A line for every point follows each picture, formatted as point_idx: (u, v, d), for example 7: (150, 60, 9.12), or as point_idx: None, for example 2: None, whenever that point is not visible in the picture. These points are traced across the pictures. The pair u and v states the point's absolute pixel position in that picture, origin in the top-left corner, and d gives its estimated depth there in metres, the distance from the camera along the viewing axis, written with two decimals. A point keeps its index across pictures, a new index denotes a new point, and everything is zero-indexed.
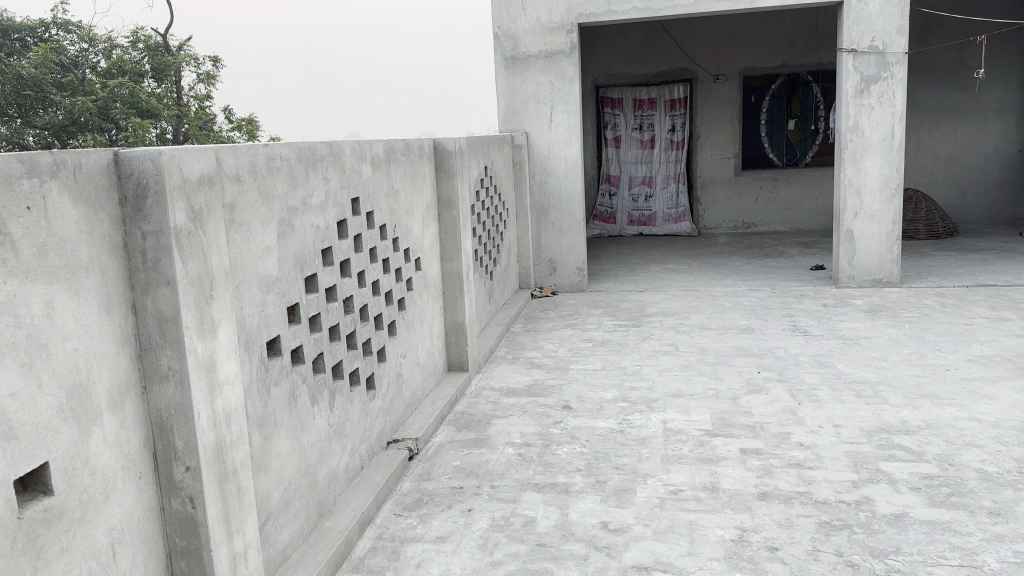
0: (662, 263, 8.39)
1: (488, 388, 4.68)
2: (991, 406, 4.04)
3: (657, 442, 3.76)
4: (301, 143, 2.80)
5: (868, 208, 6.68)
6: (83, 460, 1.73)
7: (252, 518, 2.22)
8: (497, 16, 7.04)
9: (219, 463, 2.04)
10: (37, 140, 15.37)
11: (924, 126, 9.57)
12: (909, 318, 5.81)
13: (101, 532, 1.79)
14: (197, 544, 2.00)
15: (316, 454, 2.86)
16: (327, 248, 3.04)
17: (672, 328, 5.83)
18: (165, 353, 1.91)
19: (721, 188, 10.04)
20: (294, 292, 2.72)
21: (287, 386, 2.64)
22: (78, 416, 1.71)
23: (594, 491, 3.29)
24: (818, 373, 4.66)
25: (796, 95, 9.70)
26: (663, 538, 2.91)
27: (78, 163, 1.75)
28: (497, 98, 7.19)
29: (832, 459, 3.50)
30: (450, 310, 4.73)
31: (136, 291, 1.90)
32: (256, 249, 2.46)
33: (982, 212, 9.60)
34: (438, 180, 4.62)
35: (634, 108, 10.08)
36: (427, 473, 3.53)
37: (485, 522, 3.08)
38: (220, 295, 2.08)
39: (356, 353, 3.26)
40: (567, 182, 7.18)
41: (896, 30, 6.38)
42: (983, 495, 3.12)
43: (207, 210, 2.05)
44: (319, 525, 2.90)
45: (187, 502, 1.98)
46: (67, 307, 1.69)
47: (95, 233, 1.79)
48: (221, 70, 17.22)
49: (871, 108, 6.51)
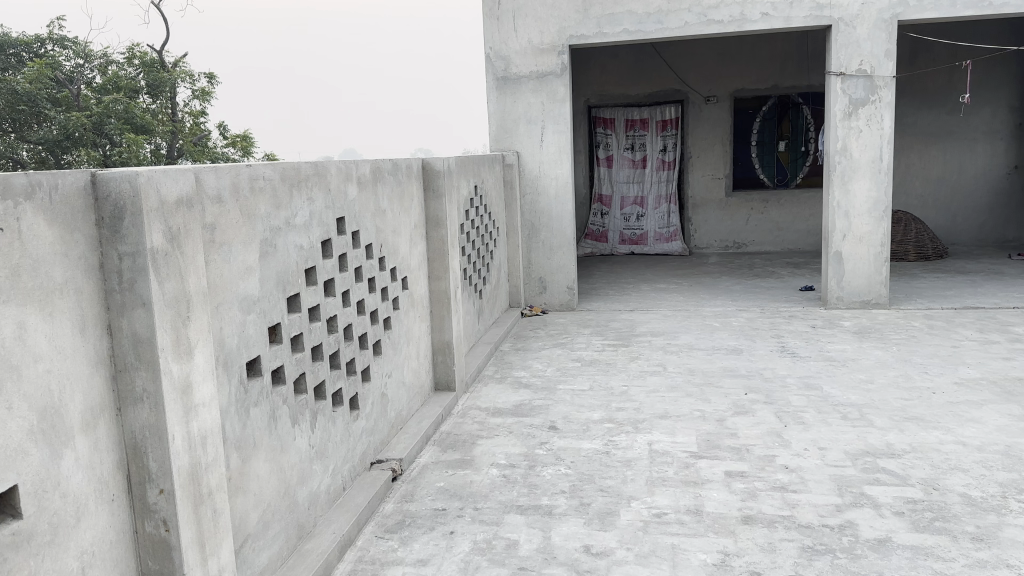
0: (652, 282, 8.41)
1: (474, 408, 4.66)
2: (977, 430, 4.04)
3: (642, 464, 3.75)
4: (284, 163, 2.80)
5: (856, 229, 6.72)
6: (53, 482, 1.71)
7: (227, 541, 2.20)
8: (489, 37, 7.10)
9: (193, 486, 2.03)
10: (31, 155, 15.39)
11: (913, 148, 9.64)
12: (897, 339, 5.83)
13: (71, 555, 1.77)
14: (170, 567, 1.98)
15: (296, 476, 2.85)
16: (311, 268, 3.04)
17: (661, 348, 5.83)
18: (140, 375, 1.90)
19: (713, 208, 10.08)
20: (276, 312, 2.71)
21: (267, 407, 2.63)
22: (49, 440, 1.70)
23: (577, 514, 3.27)
24: (805, 395, 4.66)
25: (787, 117, 9.79)
26: (645, 562, 2.89)
27: (54, 184, 1.74)
28: (489, 118, 7.23)
29: (816, 483, 3.49)
30: (438, 329, 4.72)
31: (112, 312, 1.89)
32: (237, 269, 2.45)
33: (971, 235, 9.66)
34: (427, 199, 4.63)
35: (626, 128, 10.14)
36: (411, 494, 3.52)
37: (467, 545, 3.06)
38: (197, 316, 2.07)
39: (339, 373, 3.25)
40: (558, 202, 7.20)
41: (884, 54, 6.44)
42: (966, 521, 3.12)
43: (186, 230, 2.04)
44: (299, 547, 2.88)
45: (161, 525, 1.96)
46: (40, 329, 1.68)
47: (70, 254, 1.78)
48: (217, 86, 17.30)
49: (859, 130, 6.56)
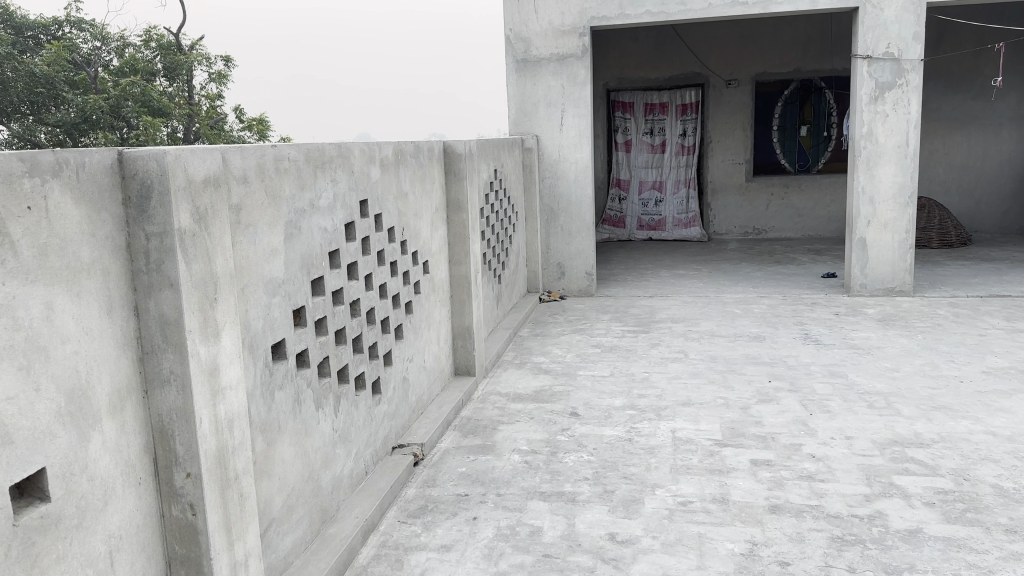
0: (672, 268, 8.33)
1: (494, 393, 4.63)
2: (1007, 419, 3.97)
3: (666, 452, 3.71)
4: (309, 144, 2.76)
5: (881, 216, 6.61)
6: (81, 465, 1.69)
7: (253, 526, 2.18)
8: (509, 19, 7.02)
9: (220, 470, 2.00)
10: (49, 137, 15.47)
11: (938, 133, 9.48)
12: (922, 327, 5.74)
13: (99, 539, 1.75)
14: (197, 552, 1.96)
15: (320, 460, 2.82)
16: (335, 250, 3.00)
17: (682, 334, 5.77)
18: (167, 357, 1.87)
19: (732, 194, 9.97)
20: (300, 295, 2.68)
21: (292, 390, 2.60)
22: (77, 422, 1.67)
23: (601, 501, 3.24)
24: (830, 384, 4.60)
25: (809, 101, 9.64)
26: (672, 551, 2.85)
27: (82, 163, 1.71)
28: (508, 101, 7.15)
29: (844, 472, 3.44)
30: (458, 314, 4.68)
31: (138, 294, 1.86)
32: (262, 252, 2.42)
33: (996, 222, 9.51)
34: (448, 182, 4.58)
35: (645, 112, 10.03)
36: (433, 479, 3.49)
37: (491, 531, 3.03)
38: (224, 298, 2.04)
39: (362, 357, 3.21)
40: (577, 186, 7.14)
41: (912, 37, 6.31)
42: (999, 512, 3.05)
43: (213, 211, 2.00)
44: (322, 531, 2.86)
45: (188, 509, 1.94)
46: (68, 309, 1.65)
47: (97, 234, 1.75)
48: (233, 69, 17.24)
49: (885, 115, 6.45)
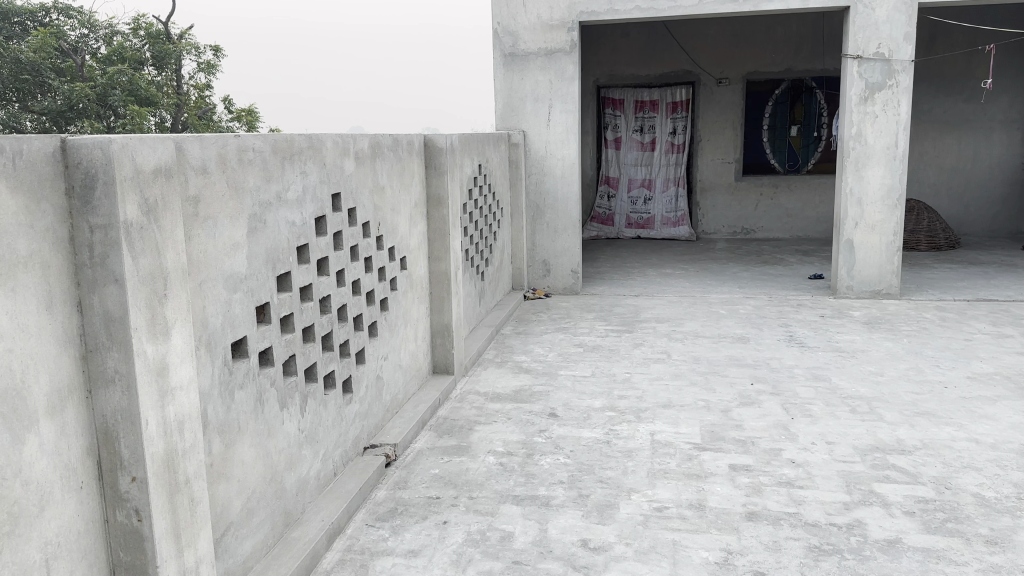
0: (659, 267, 8.27)
1: (473, 392, 4.55)
2: (991, 427, 3.92)
3: (644, 455, 3.64)
4: (276, 134, 2.66)
5: (869, 218, 6.56)
6: (13, 469, 1.60)
7: (206, 531, 2.09)
8: (497, 12, 6.91)
9: (169, 473, 1.92)
10: (35, 125, 15.28)
11: (928, 136, 9.45)
12: (908, 331, 5.69)
13: (33, 546, 1.67)
14: (142, 560, 1.87)
15: (284, 461, 2.74)
16: (303, 245, 2.91)
17: (666, 334, 5.71)
18: (111, 356, 1.79)
19: (721, 193, 9.91)
20: (264, 291, 2.59)
21: (254, 390, 2.51)
22: (10, 423, 1.59)
23: (575, 506, 3.16)
24: (813, 388, 4.53)
25: (800, 101, 9.60)
26: (644, 558, 2.78)
27: (19, 150, 1.61)
28: (495, 95, 7.06)
29: (823, 479, 3.38)
30: (437, 311, 4.60)
31: (82, 288, 1.77)
32: (222, 246, 2.33)
33: (985, 225, 9.50)
34: (428, 176, 4.48)
35: (635, 109, 9.94)
36: (404, 481, 3.41)
37: (460, 536, 2.95)
38: (175, 293, 1.95)
39: (332, 355, 3.13)
40: (564, 183, 7.05)
41: (903, 37, 6.24)
42: (980, 522, 2.99)
43: (164, 202, 1.91)
44: (285, 535, 2.77)
45: (133, 514, 1.85)
46: (1, 305, 1.56)
47: (35, 225, 1.66)
48: (222, 59, 17.05)
49: (874, 115, 6.39)
